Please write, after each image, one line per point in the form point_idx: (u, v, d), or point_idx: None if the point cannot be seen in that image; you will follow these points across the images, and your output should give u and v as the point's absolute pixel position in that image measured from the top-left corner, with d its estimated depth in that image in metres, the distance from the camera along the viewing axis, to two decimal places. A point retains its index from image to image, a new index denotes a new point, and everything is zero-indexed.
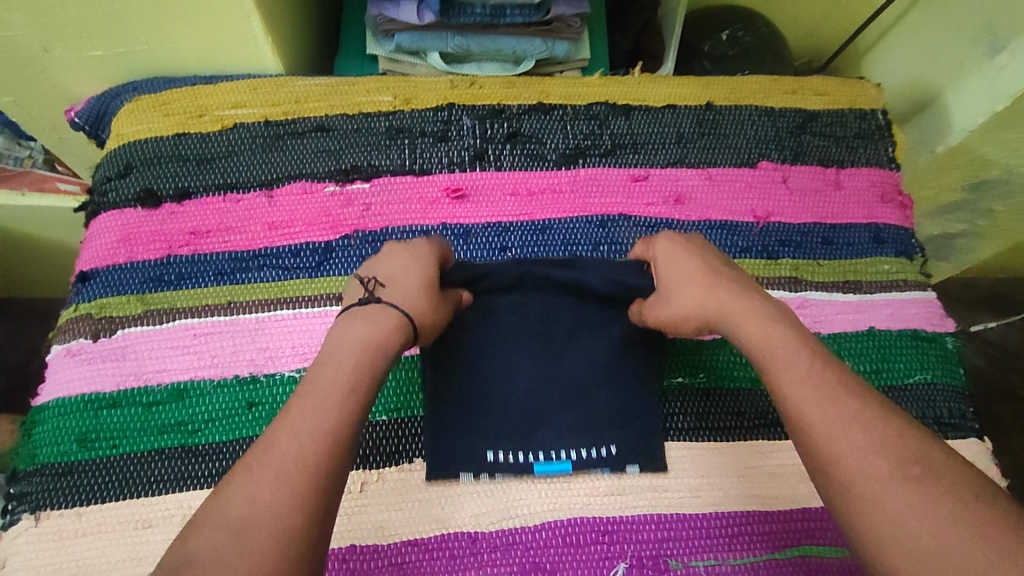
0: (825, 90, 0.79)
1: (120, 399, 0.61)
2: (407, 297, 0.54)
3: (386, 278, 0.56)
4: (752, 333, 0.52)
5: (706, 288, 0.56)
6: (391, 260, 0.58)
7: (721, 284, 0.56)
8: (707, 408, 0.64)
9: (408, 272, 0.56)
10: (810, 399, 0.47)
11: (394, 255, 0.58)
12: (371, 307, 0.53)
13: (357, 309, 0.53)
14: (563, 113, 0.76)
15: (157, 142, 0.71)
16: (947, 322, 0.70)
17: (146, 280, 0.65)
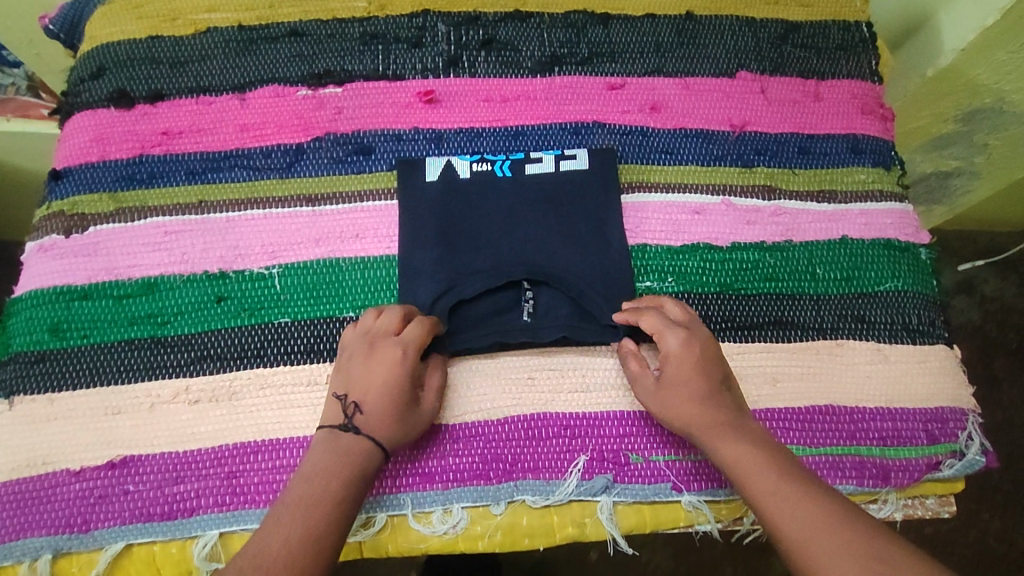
0: (810, 0, 0.77)
1: (92, 293, 0.61)
2: (387, 428, 0.55)
3: (364, 396, 0.55)
4: (729, 453, 0.53)
5: (699, 406, 0.55)
6: (365, 380, 0.56)
7: (713, 397, 0.56)
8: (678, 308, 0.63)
9: (383, 399, 0.55)
10: (770, 493, 0.51)
11: (370, 355, 0.57)
12: (355, 443, 0.54)
13: (341, 434, 0.54)
14: (540, 21, 0.74)
15: (129, 43, 0.70)
16: (922, 234, 0.69)
17: (118, 178, 0.65)
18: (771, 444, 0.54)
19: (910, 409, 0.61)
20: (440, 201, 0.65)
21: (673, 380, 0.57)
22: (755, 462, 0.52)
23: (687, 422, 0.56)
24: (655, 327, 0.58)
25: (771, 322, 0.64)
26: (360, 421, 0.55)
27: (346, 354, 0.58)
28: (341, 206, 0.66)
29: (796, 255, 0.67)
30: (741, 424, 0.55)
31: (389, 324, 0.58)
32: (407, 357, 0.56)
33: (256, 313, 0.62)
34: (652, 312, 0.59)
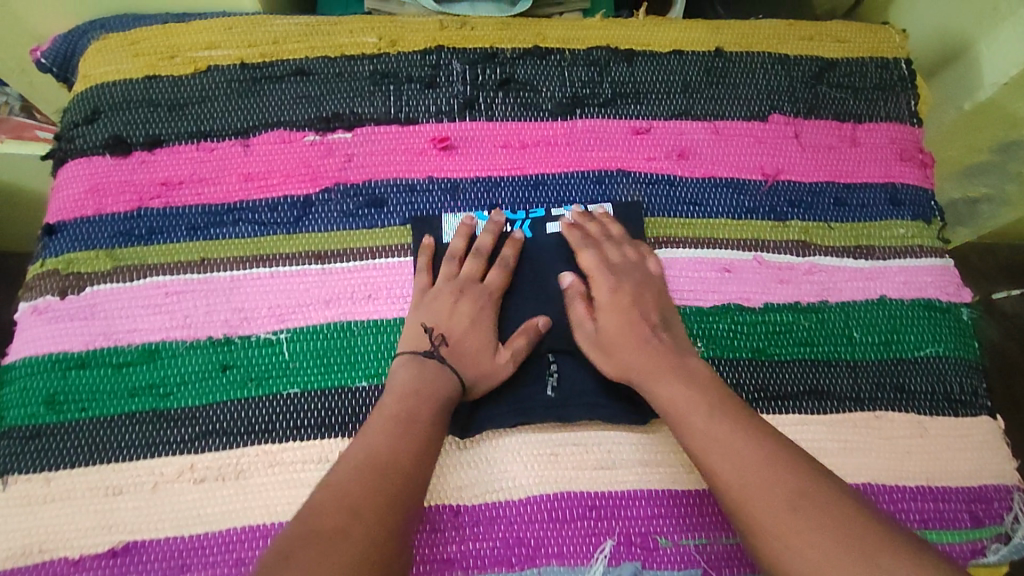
0: (846, 35, 0.73)
1: (89, 361, 0.58)
2: (467, 369, 0.58)
3: (451, 331, 0.59)
4: (667, 396, 0.54)
5: (640, 353, 0.57)
6: (453, 302, 0.60)
7: (646, 342, 0.58)
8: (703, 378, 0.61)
9: (468, 341, 0.59)
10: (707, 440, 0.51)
11: (455, 301, 0.60)
12: (439, 370, 0.56)
13: (426, 362, 0.57)
14: (560, 58, 0.70)
15: (125, 84, 0.66)
16: (963, 292, 0.66)
17: (115, 234, 0.62)
18: (707, 384, 0.55)
19: (951, 488, 0.59)
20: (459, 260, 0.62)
21: (676, 408, 0.54)
22: (752, 474, 0.48)
23: (627, 369, 0.57)
24: (591, 266, 0.62)
25: (805, 390, 0.61)
26: (445, 352, 0.58)
27: (429, 294, 0.60)
28: (352, 264, 0.62)
29: (832, 317, 0.63)
30: (679, 363, 0.56)
31: (472, 269, 0.62)
32: (485, 305, 0.61)
33: (263, 384, 0.58)
34: (590, 249, 0.62)
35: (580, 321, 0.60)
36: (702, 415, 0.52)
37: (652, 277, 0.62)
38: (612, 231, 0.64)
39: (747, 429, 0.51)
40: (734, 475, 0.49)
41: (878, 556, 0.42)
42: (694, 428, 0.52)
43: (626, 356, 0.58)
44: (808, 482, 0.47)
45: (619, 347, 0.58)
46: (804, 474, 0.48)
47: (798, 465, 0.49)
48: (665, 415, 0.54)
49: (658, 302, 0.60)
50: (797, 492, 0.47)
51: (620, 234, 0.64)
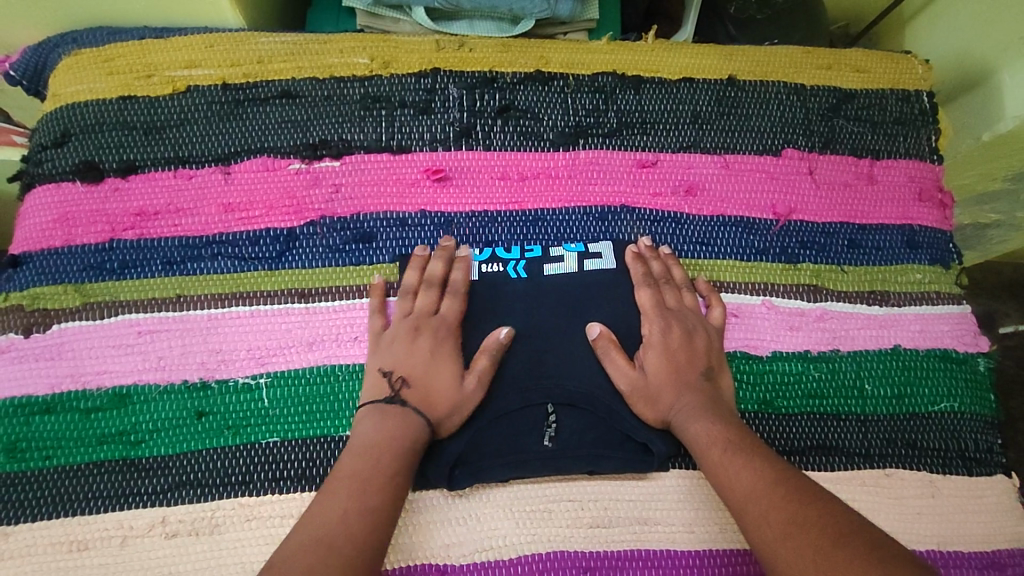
0: (864, 65, 0.70)
1: (55, 405, 0.55)
2: (434, 405, 0.53)
3: (410, 374, 0.53)
4: (697, 434, 0.52)
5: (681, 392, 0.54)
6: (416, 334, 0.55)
7: (693, 383, 0.55)
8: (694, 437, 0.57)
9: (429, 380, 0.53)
10: (716, 463, 0.50)
11: (414, 339, 0.55)
12: (403, 418, 0.51)
13: (387, 410, 0.52)
14: (563, 84, 0.66)
15: (97, 105, 0.62)
16: (980, 341, 0.63)
17: (86, 268, 0.58)
18: (738, 426, 0.53)
19: (965, 552, 0.56)
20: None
21: (700, 448, 0.52)
22: (760, 509, 0.46)
23: (669, 409, 0.54)
24: (644, 304, 0.58)
25: (813, 446, 0.58)
26: (408, 396, 0.52)
27: (387, 335, 0.56)
28: (339, 304, 0.59)
29: (843, 367, 0.60)
30: (719, 406, 0.54)
31: (427, 302, 0.57)
32: (448, 334, 0.56)
33: (241, 432, 0.55)
34: (647, 286, 0.58)
35: (621, 371, 0.55)
36: (722, 454, 0.50)
37: (710, 324, 0.58)
38: (673, 273, 0.60)
39: (763, 468, 0.49)
40: (746, 512, 0.47)
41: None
42: (713, 460, 0.51)
43: (664, 402, 0.54)
44: (816, 516, 0.44)
45: (665, 390, 0.54)
46: (811, 510, 0.45)
47: (808, 499, 0.46)
48: (693, 452, 0.52)
49: (708, 351, 0.57)
50: (799, 527, 0.44)
51: (682, 277, 0.60)
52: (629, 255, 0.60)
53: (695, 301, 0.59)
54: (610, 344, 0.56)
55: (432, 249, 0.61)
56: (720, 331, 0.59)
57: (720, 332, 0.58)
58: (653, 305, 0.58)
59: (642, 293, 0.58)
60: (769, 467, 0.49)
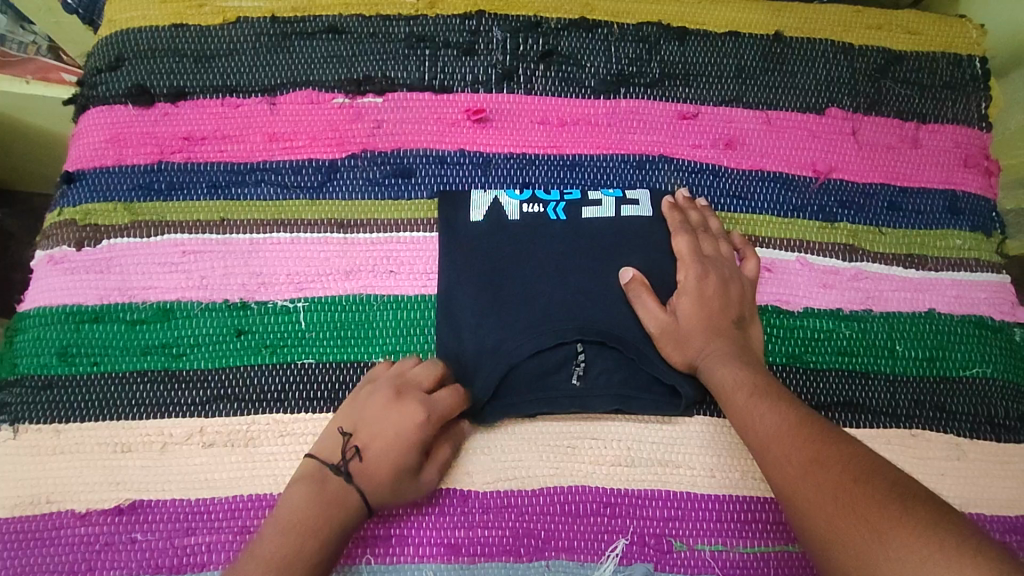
0: (917, 27, 0.69)
1: (103, 315, 0.57)
2: (380, 486, 0.50)
3: (368, 443, 0.51)
4: (725, 380, 0.53)
5: (711, 341, 0.54)
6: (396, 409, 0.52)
7: (724, 332, 0.55)
8: None
9: (385, 458, 0.51)
10: (742, 407, 0.51)
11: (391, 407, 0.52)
12: (342, 493, 0.50)
13: (330, 477, 0.50)
14: (608, 32, 0.66)
15: (151, 31, 0.64)
16: (1018, 311, 0.62)
17: (135, 188, 0.60)
18: (767, 376, 0.53)
19: (987, 515, 0.56)
20: (491, 237, 0.59)
21: (725, 392, 0.52)
22: (783, 450, 0.47)
23: (698, 355, 0.54)
24: (681, 251, 0.58)
25: (839, 403, 0.58)
26: (355, 469, 0.51)
27: (366, 394, 0.53)
28: (376, 236, 0.60)
29: (875, 327, 0.60)
30: (749, 356, 0.54)
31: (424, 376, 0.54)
32: (429, 419, 0.52)
33: (278, 352, 0.57)
34: (683, 234, 0.58)
35: (651, 314, 0.55)
36: (747, 398, 0.51)
37: (744, 275, 0.58)
38: (709, 223, 0.60)
39: (785, 411, 0.49)
40: (768, 453, 0.48)
41: (885, 528, 0.39)
42: (739, 406, 0.51)
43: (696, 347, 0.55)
44: (838, 455, 0.45)
45: (695, 336, 0.55)
46: (832, 449, 0.45)
47: (828, 439, 0.46)
48: (719, 397, 0.53)
49: (741, 301, 0.57)
50: (821, 465, 0.44)
51: (717, 228, 0.60)
52: (665, 203, 0.60)
53: (731, 251, 0.59)
54: (644, 289, 0.56)
55: (442, 191, 0.61)
56: (754, 283, 0.59)
57: (754, 285, 0.59)
58: (691, 253, 0.58)
59: (681, 241, 0.58)
60: (789, 411, 0.49)
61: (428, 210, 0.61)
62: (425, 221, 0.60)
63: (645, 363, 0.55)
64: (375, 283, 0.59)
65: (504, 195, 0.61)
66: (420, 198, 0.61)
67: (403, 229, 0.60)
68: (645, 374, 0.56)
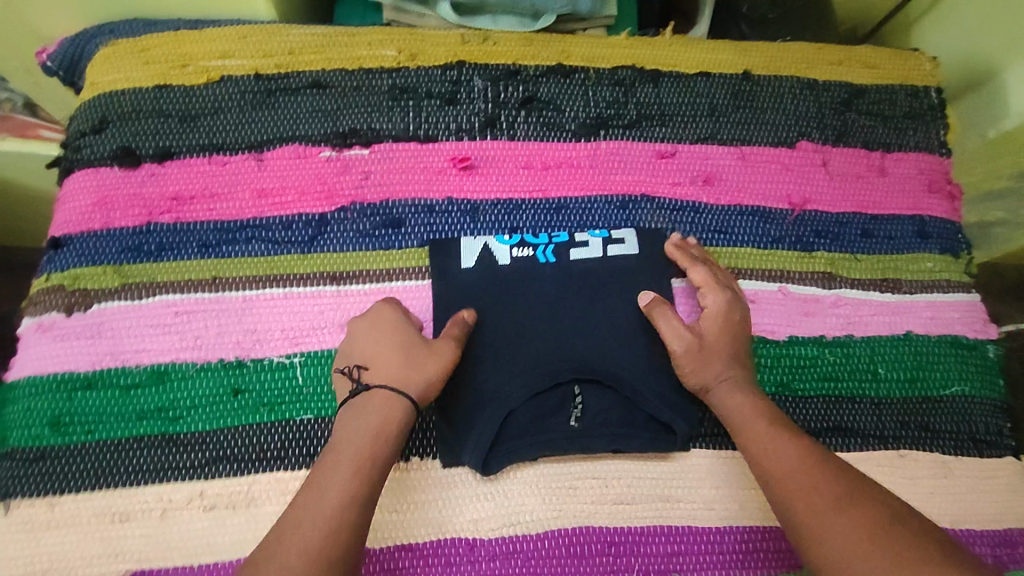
0: (875, 61, 0.72)
1: (96, 381, 0.56)
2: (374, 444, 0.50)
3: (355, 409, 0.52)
4: (737, 404, 0.54)
5: (728, 364, 0.56)
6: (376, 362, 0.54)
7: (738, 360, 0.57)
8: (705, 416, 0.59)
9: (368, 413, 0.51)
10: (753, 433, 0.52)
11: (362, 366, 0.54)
12: (341, 466, 0.49)
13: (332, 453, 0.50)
14: (584, 77, 0.69)
15: (134, 93, 0.64)
16: (990, 328, 0.65)
17: (124, 250, 0.60)
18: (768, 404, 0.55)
19: (976, 531, 0.58)
20: (483, 282, 0.60)
21: (739, 423, 0.54)
22: (799, 487, 0.48)
23: (716, 376, 0.56)
24: (702, 280, 0.60)
25: (828, 428, 0.59)
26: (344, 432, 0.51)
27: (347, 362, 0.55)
28: (369, 287, 0.61)
29: (857, 352, 0.62)
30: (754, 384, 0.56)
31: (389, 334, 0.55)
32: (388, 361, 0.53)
33: (275, 409, 0.57)
34: (702, 267, 0.61)
35: (676, 334, 0.56)
36: (764, 429, 0.52)
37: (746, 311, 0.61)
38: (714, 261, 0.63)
39: (800, 444, 0.51)
40: (776, 479, 0.49)
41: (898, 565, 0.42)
42: (749, 432, 0.53)
43: (698, 369, 0.56)
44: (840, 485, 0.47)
45: (716, 357, 0.56)
46: (849, 488, 0.47)
47: (846, 478, 0.48)
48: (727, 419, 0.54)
49: (748, 335, 0.59)
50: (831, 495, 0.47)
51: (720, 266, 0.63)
52: (671, 240, 0.63)
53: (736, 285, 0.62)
54: (659, 308, 0.58)
55: (432, 239, 0.62)
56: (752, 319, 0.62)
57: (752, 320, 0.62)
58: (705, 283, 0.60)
59: (696, 271, 0.60)
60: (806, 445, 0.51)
61: (419, 258, 0.62)
62: (417, 269, 0.61)
63: (641, 401, 0.56)
64: None
65: (493, 241, 0.62)
66: (411, 247, 0.62)
67: (396, 279, 0.61)
68: (641, 411, 0.57)
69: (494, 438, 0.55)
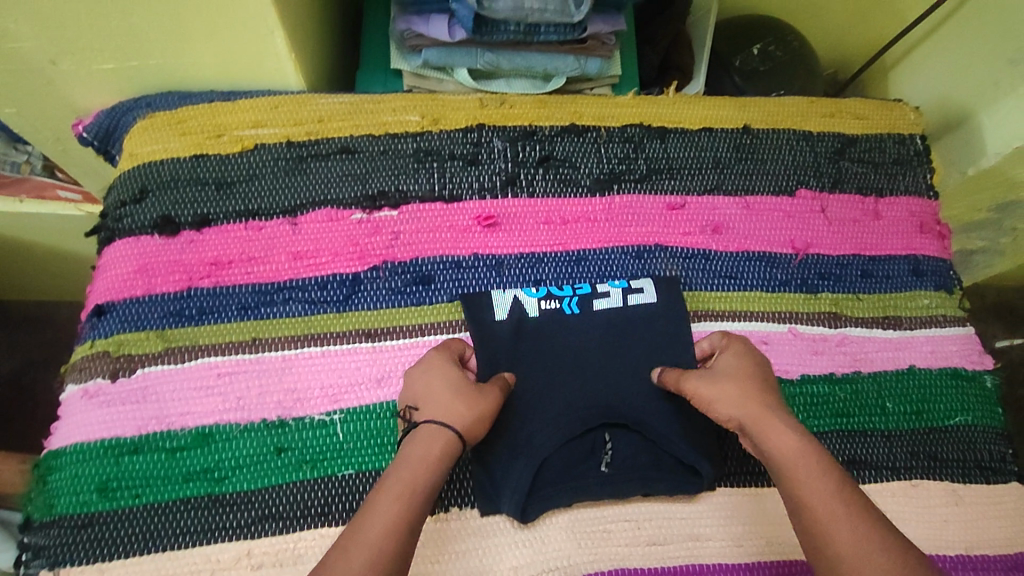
0: (863, 112, 0.78)
1: (142, 445, 0.58)
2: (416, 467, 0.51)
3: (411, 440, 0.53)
4: (773, 428, 0.53)
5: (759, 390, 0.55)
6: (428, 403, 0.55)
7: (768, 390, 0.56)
8: (728, 455, 0.62)
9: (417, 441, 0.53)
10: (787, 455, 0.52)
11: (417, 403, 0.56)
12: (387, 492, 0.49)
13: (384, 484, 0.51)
14: (596, 135, 0.73)
15: (172, 163, 0.67)
16: (986, 360, 0.69)
17: (166, 315, 0.62)
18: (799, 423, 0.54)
19: (988, 555, 0.61)
20: (515, 335, 0.63)
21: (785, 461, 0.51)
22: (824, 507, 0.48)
23: (747, 402, 0.55)
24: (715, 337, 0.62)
25: (844, 461, 0.63)
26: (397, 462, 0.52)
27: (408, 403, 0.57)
28: (403, 342, 0.63)
29: (866, 387, 0.66)
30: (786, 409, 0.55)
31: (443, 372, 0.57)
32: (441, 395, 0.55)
33: (318, 466, 0.59)
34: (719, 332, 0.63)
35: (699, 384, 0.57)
36: (810, 470, 0.50)
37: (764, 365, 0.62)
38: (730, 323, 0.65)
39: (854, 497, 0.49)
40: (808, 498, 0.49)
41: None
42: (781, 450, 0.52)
43: (727, 391, 0.55)
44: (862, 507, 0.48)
45: (745, 387, 0.56)
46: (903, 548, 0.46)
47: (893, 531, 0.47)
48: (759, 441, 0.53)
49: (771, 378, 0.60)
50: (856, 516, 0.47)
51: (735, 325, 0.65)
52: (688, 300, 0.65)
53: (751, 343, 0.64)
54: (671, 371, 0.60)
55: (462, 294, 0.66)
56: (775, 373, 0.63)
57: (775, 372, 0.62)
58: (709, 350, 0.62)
59: (699, 343, 0.63)
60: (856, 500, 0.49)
61: (450, 313, 0.65)
62: (449, 323, 0.64)
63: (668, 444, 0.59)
64: None
65: (522, 293, 0.65)
66: (441, 303, 0.65)
67: (429, 334, 0.64)
68: (671, 453, 0.60)
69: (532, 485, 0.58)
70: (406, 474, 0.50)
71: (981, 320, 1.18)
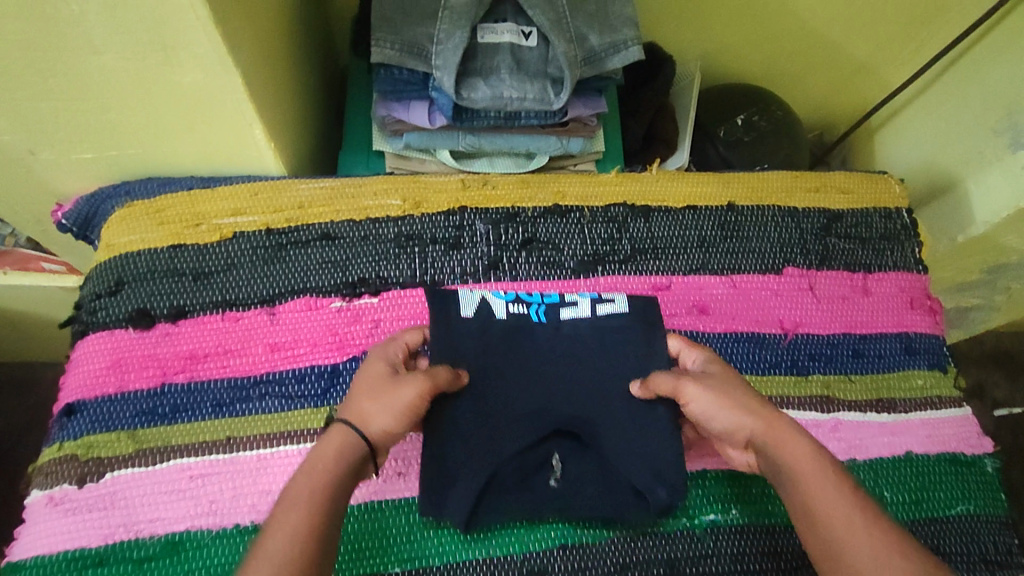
0: (847, 186, 0.77)
1: (108, 557, 0.56)
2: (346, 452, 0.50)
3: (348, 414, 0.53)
4: (782, 444, 0.51)
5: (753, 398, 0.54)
6: (353, 403, 0.53)
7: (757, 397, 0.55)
8: (720, 555, 0.60)
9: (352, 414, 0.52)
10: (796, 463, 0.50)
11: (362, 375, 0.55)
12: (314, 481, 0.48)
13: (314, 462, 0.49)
14: (580, 216, 0.72)
15: (149, 254, 0.66)
16: (985, 442, 0.67)
17: (139, 413, 0.60)
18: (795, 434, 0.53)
19: None
20: (480, 345, 0.60)
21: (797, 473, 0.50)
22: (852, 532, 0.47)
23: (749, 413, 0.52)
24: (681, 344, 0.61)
25: None
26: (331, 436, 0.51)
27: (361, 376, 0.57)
28: None
29: (862, 476, 0.64)
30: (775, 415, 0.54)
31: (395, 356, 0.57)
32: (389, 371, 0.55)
33: None
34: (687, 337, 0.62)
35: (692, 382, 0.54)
36: (820, 480, 0.49)
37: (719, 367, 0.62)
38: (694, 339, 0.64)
39: (847, 493, 0.48)
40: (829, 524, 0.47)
41: None
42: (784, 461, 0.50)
43: (739, 398, 0.53)
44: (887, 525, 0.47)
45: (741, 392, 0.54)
46: (902, 544, 0.46)
47: (891, 525, 0.47)
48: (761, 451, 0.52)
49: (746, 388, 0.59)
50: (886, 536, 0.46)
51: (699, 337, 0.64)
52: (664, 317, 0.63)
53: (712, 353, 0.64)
54: (663, 377, 0.56)
55: None
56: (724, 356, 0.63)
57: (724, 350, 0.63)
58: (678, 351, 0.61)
59: (671, 341, 0.61)
60: (863, 506, 0.48)
61: None
62: None
63: (622, 466, 0.57)
64: (386, 489, 0.59)
65: (491, 296, 0.63)
66: None
67: None
68: (631, 513, 0.58)
69: (473, 509, 0.56)
70: (294, 508, 0.46)
71: (976, 370, 1.16)
